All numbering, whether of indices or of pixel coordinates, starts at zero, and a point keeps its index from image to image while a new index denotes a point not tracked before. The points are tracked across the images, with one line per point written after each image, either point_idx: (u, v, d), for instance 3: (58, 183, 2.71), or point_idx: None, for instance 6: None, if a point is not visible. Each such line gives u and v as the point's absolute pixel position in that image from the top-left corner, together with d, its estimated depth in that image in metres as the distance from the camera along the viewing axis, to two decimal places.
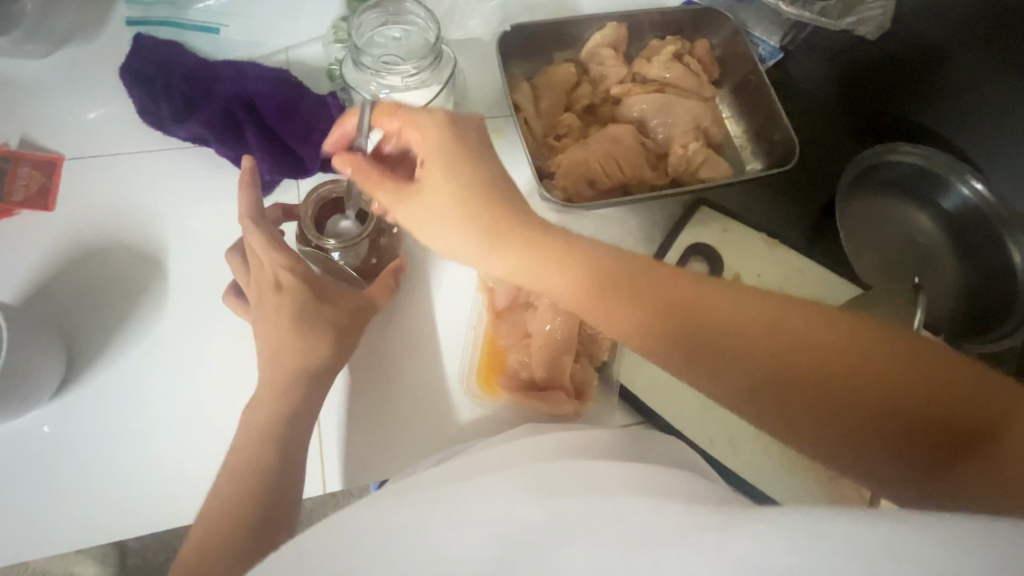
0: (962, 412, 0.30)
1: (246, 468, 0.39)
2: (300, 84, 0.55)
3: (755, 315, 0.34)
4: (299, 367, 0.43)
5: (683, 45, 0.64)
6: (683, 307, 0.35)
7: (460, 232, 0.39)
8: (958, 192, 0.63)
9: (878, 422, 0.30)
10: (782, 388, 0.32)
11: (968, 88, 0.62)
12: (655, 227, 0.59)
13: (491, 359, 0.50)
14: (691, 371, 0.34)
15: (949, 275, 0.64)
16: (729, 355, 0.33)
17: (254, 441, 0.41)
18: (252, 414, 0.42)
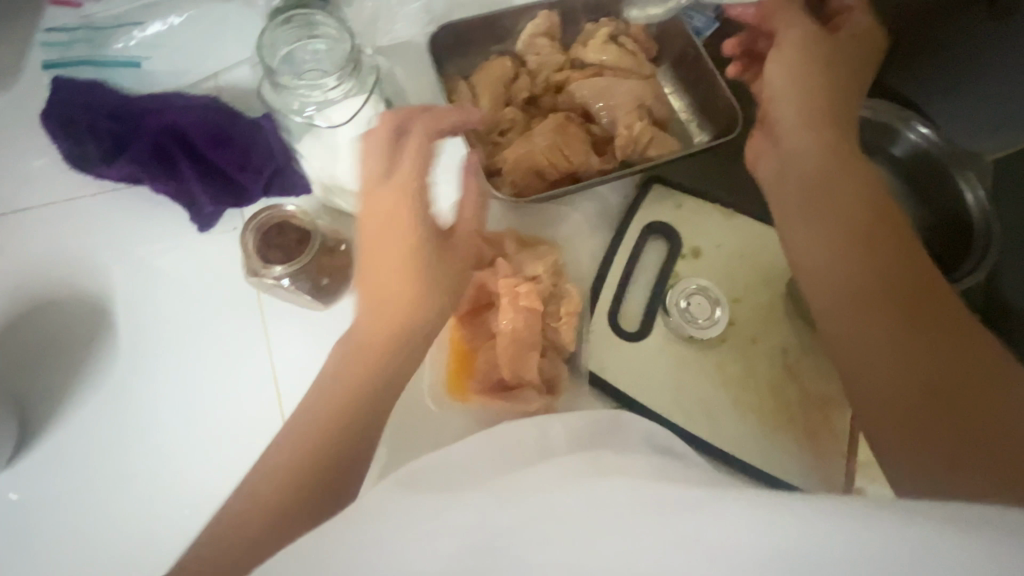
0: (957, 397, 0.34)
1: (288, 472, 0.38)
2: (231, 109, 0.53)
3: (899, 267, 0.40)
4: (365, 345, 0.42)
5: (617, 26, 0.63)
6: (907, 289, 0.39)
7: (792, 114, 0.47)
8: (905, 138, 0.66)
9: (981, 377, 0.34)
10: (940, 354, 0.36)
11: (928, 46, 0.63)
12: (611, 211, 0.58)
13: (460, 364, 0.50)
14: (827, 284, 0.43)
15: (907, 220, 0.67)
16: (892, 286, 0.40)
17: (299, 440, 0.39)
18: (294, 418, 0.41)
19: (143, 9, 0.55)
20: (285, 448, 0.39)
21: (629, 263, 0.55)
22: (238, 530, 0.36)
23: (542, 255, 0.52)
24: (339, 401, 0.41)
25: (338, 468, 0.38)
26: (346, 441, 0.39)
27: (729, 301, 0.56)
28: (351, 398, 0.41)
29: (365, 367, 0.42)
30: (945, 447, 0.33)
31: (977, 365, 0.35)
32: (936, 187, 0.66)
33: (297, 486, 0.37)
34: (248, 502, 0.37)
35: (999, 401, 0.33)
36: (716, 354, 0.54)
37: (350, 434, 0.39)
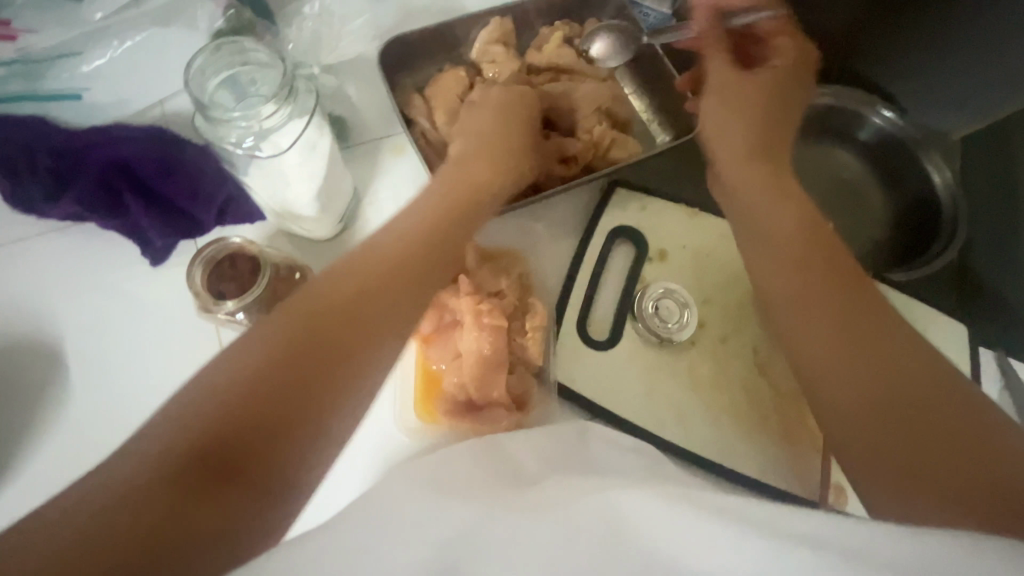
0: (936, 429, 0.32)
1: (206, 465, 0.29)
2: (176, 136, 0.51)
3: (865, 300, 0.40)
4: (355, 318, 0.37)
5: (572, 28, 0.62)
6: (874, 321, 0.38)
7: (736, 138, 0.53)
8: (871, 123, 0.66)
9: (957, 410, 0.33)
10: (889, 366, 0.36)
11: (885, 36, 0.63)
12: (575, 218, 0.57)
13: (428, 385, 0.49)
14: (797, 315, 0.42)
15: (877, 206, 0.68)
16: (859, 317, 0.39)
17: (227, 427, 0.31)
18: (220, 384, 0.32)
19: (82, 38, 0.48)
20: (205, 428, 0.30)
21: (595, 271, 0.54)
22: (128, 525, 0.26)
23: (505, 269, 0.51)
24: (288, 388, 0.33)
25: (270, 487, 0.31)
26: (289, 458, 0.32)
27: (698, 303, 0.55)
28: (301, 395, 0.33)
29: (322, 357, 0.35)
30: (895, 464, 0.33)
31: (924, 379, 0.34)
32: (906, 172, 0.66)
33: (220, 495, 0.29)
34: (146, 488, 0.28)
35: (966, 429, 0.32)
36: (687, 358, 0.53)
37: (297, 449, 0.32)
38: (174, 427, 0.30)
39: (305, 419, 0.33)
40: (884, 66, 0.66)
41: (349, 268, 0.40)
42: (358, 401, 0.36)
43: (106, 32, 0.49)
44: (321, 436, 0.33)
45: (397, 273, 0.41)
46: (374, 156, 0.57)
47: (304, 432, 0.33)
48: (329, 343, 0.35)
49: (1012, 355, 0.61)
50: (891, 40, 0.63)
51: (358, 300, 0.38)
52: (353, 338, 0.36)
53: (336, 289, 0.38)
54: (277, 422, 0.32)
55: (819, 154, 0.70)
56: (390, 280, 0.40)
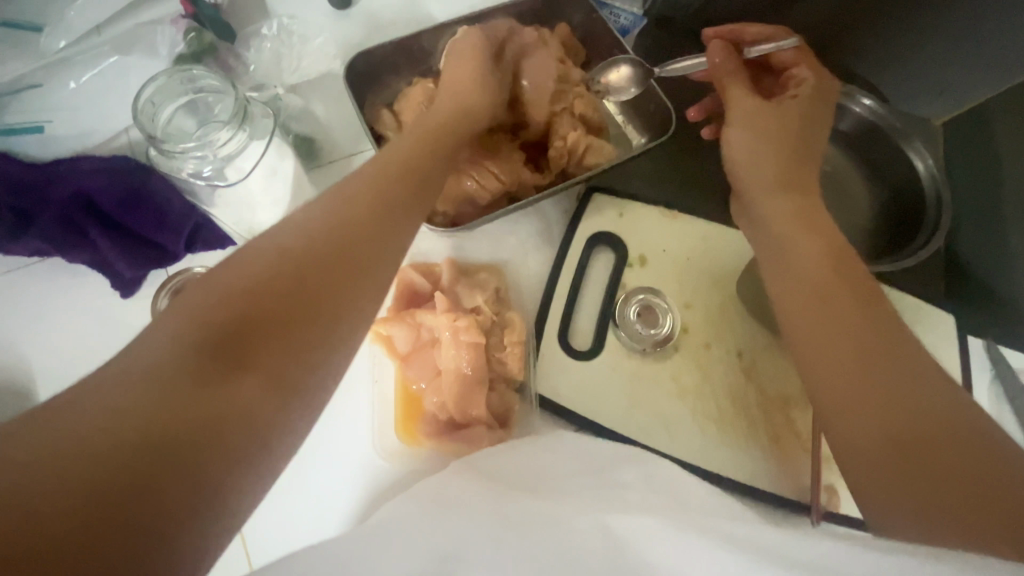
0: (939, 446, 0.30)
1: (210, 367, 0.26)
2: (143, 167, 0.51)
3: (871, 305, 0.37)
4: (357, 229, 0.34)
5: (542, 34, 0.61)
6: (875, 329, 0.36)
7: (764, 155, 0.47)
8: (851, 112, 0.66)
9: (959, 430, 0.30)
10: (877, 367, 0.34)
11: (860, 25, 0.62)
12: (552, 228, 0.57)
13: (408, 406, 0.48)
14: (800, 312, 0.39)
15: (861, 195, 0.69)
16: (861, 323, 0.36)
17: (216, 340, 0.27)
18: (215, 289, 0.29)
19: (45, 69, 0.50)
20: (204, 334, 0.27)
21: (574, 280, 0.54)
22: (122, 427, 0.23)
23: (481, 284, 0.51)
24: (293, 294, 0.30)
25: (283, 394, 0.28)
26: (302, 364, 0.29)
27: (680, 308, 0.55)
28: (305, 304, 0.30)
29: (327, 266, 0.32)
30: (883, 456, 0.31)
31: (911, 383, 0.33)
32: (889, 159, 0.65)
33: (224, 394, 0.26)
34: (139, 391, 0.24)
35: (971, 452, 0.29)
36: (672, 364, 0.53)
37: (310, 355, 0.29)
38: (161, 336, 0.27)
39: (312, 325, 0.30)
40: (860, 58, 0.66)
41: (343, 186, 0.36)
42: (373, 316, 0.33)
43: (65, 63, 0.50)
44: (334, 346, 0.31)
45: (391, 189, 0.38)
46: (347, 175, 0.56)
47: (314, 338, 0.30)
48: (338, 254, 0.32)
49: (1000, 343, 0.61)
50: (864, 35, 0.63)
51: (361, 212, 0.35)
52: (358, 251, 0.33)
53: (330, 199, 0.35)
54: (283, 328, 0.29)
55: None
56: (387, 195, 0.37)
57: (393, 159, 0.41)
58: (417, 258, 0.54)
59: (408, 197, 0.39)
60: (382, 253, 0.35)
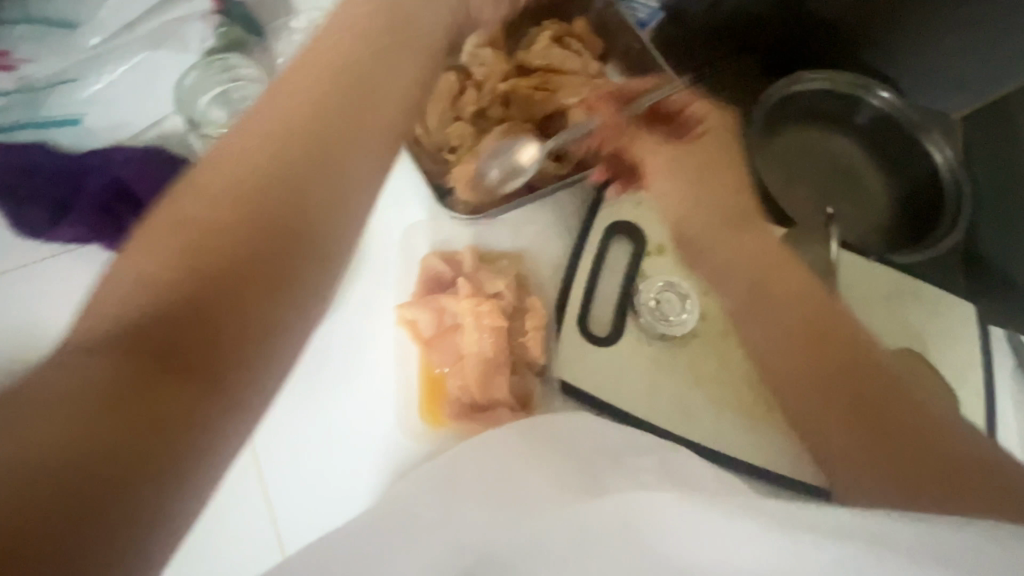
0: (922, 441, 0.41)
1: (145, 369, 0.26)
2: (176, 156, 0.54)
3: (851, 332, 0.47)
4: (290, 197, 0.32)
5: (559, 27, 0.62)
6: (852, 353, 0.47)
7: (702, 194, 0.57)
8: (869, 105, 0.65)
9: (932, 427, 0.41)
10: (849, 395, 0.45)
11: (884, 23, 0.62)
12: (570, 217, 0.58)
13: (431, 389, 0.50)
14: (808, 340, 0.48)
15: (877, 189, 0.67)
16: (846, 349, 0.47)
17: (143, 339, 0.27)
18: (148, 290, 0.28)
19: (80, 64, 0.51)
20: (138, 335, 0.27)
21: (594, 267, 0.54)
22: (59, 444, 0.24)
23: (502, 270, 0.52)
24: (227, 280, 0.29)
25: (219, 380, 0.28)
26: (246, 348, 0.29)
27: (698, 295, 0.56)
28: (242, 287, 0.29)
29: (262, 243, 0.31)
30: (906, 467, 0.40)
31: (893, 394, 0.43)
32: (904, 154, 0.66)
33: (154, 391, 0.26)
34: (77, 405, 0.25)
35: (942, 441, 0.40)
36: (689, 351, 0.54)
37: (256, 337, 0.29)
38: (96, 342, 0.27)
39: (245, 303, 0.29)
40: (877, 52, 0.66)
41: (258, 137, 0.34)
42: (327, 284, 0.33)
43: (105, 56, 0.52)
44: (281, 323, 0.30)
45: (324, 134, 0.35)
46: None
47: (256, 318, 0.29)
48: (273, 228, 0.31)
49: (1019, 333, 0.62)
50: (879, 32, 0.63)
51: (293, 175, 0.33)
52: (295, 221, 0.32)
53: (259, 164, 0.33)
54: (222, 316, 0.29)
55: (813, 141, 0.69)
56: (316, 141, 0.34)
57: (311, 86, 0.36)
58: (437, 246, 0.55)
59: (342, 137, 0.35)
60: (325, 217, 0.33)
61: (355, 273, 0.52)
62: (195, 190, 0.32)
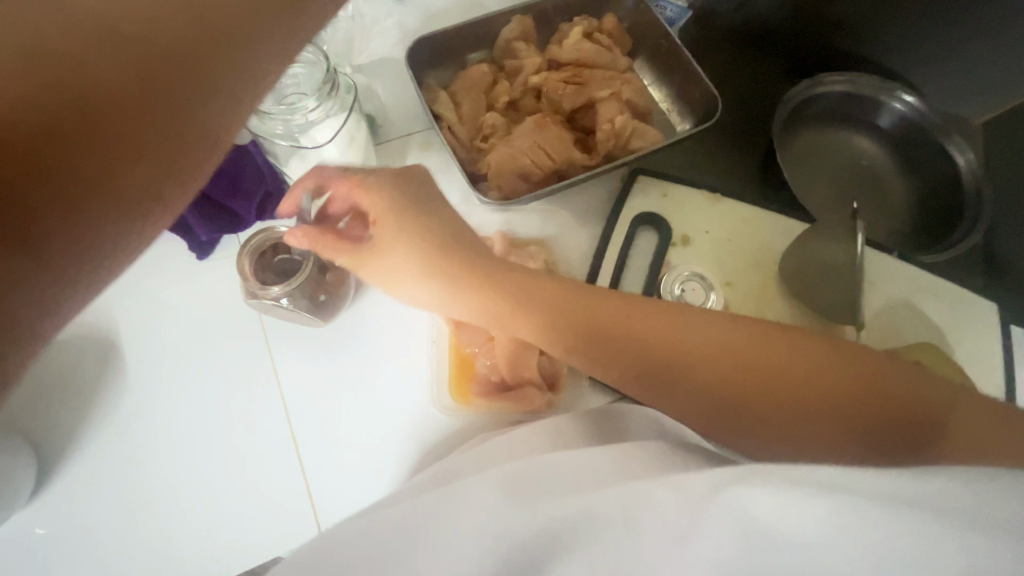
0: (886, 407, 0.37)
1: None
2: None
3: (724, 346, 0.42)
4: (167, 81, 0.27)
5: (590, 23, 0.63)
6: (753, 357, 0.41)
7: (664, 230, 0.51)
8: (891, 108, 0.67)
9: (868, 389, 0.38)
10: (786, 392, 0.40)
11: (907, 23, 0.64)
12: (598, 207, 0.59)
13: (461, 368, 0.52)
14: (679, 368, 0.43)
15: (898, 191, 0.68)
16: (733, 358, 0.42)
17: None
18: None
19: None
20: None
21: (620, 254, 0.56)
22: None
23: (531, 255, 0.54)
24: (59, 152, 0.24)
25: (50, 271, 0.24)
26: (72, 242, 0.25)
27: (722, 286, 0.57)
28: (76, 162, 0.24)
29: (114, 112, 0.25)
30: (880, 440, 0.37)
31: (810, 372, 0.40)
32: (926, 155, 0.66)
33: None
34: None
35: (896, 393, 0.37)
36: None
37: (98, 235, 0.25)
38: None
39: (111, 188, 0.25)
40: (899, 54, 0.67)
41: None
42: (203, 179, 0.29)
43: None
44: (122, 230, 0.26)
45: (219, 16, 0.28)
46: (405, 151, 0.59)
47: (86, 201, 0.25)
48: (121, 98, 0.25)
49: None
50: (903, 32, 0.65)
51: (183, 60, 0.27)
52: (160, 103, 0.27)
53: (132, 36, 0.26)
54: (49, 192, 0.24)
55: (832, 142, 0.70)
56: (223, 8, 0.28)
57: None
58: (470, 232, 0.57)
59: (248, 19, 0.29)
60: (199, 115, 0.28)
61: None
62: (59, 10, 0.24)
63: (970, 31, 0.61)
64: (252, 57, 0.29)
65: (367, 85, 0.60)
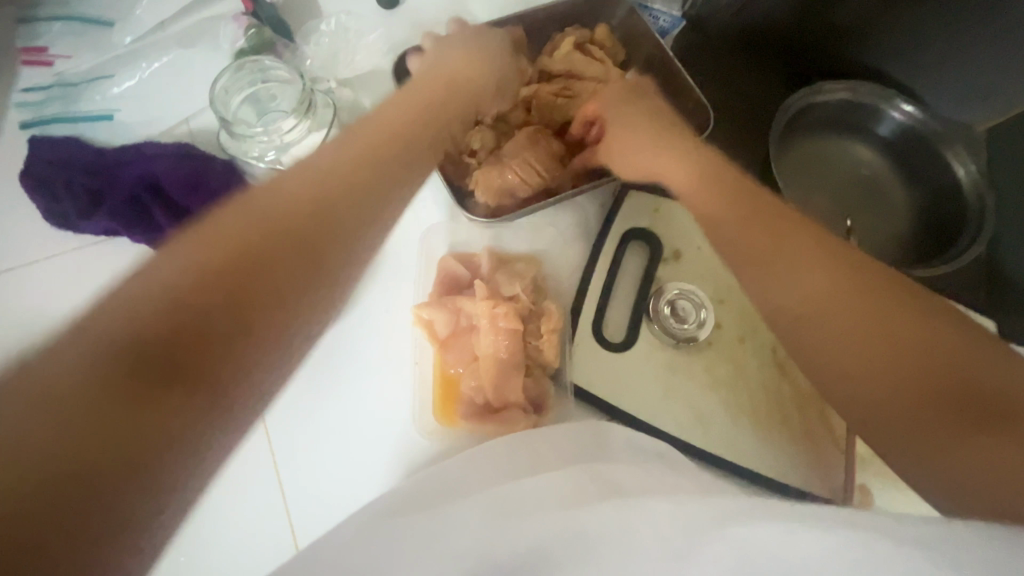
0: (966, 386, 0.31)
1: (128, 390, 0.24)
2: (199, 154, 0.56)
3: (843, 297, 0.36)
4: (315, 239, 0.32)
5: (581, 34, 0.61)
6: (887, 319, 0.34)
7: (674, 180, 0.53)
8: (890, 117, 0.65)
9: (949, 351, 0.32)
10: (936, 385, 0.31)
11: (910, 35, 0.62)
12: (587, 223, 0.58)
13: (446, 389, 0.51)
14: (825, 334, 0.36)
15: (898, 200, 0.67)
16: (850, 313, 0.35)
17: (159, 338, 0.26)
18: (134, 306, 0.26)
19: (115, 62, 0.56)
20: (133, 333, 0.25)
21: (610, 272, 0.55)
22: (68, 422, 0.23)
23: (519, 273, 0.53)
24: (223, 299, 0.28)
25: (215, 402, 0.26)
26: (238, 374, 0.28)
27: (714, 304, 0.55)
28: (229, 315, 0.28)
29: (264, 273, 0.30)
30: (952, 433, 0.30)
31: (930, 353, 0.32)
32: (928, 164, 0.65)
33: (167, 393, 0.25)
34: (64, 392, 0.23)
35: (979, 374, 0.31)
36: (704, 359, 0.53)
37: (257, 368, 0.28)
38: (82, 346, 0.25)
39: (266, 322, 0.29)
40: (902, 64, 0.65)
41: (299, 178, 0.34)
42: (323, 305, 0.32)
43: (139, 54, 0.56)
44: (263, 361, 0.29)
45: (348, 197, 0.35)
46: None
47: (242, 347, 0.28)
48: (267, 263, 0.30)
49: None
50: (905, 43, 0.63)
51: (323, 226, 0.33)
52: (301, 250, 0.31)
53: (293, 213, 0.32)
54: (215, 342, 0.27)
55: (832, 150, 0.69)
56: (348, 188, 0.35)
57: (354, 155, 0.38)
58: (457, 248, 0.56)
59: (360, 192, 0.36)
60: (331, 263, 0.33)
61: (373, 277, 0.54)
62: (240, 209, 0.31)
63: (974, 44, 0.59)
64: (366, 218, 0.35)
65: (353, 96, 0.59)
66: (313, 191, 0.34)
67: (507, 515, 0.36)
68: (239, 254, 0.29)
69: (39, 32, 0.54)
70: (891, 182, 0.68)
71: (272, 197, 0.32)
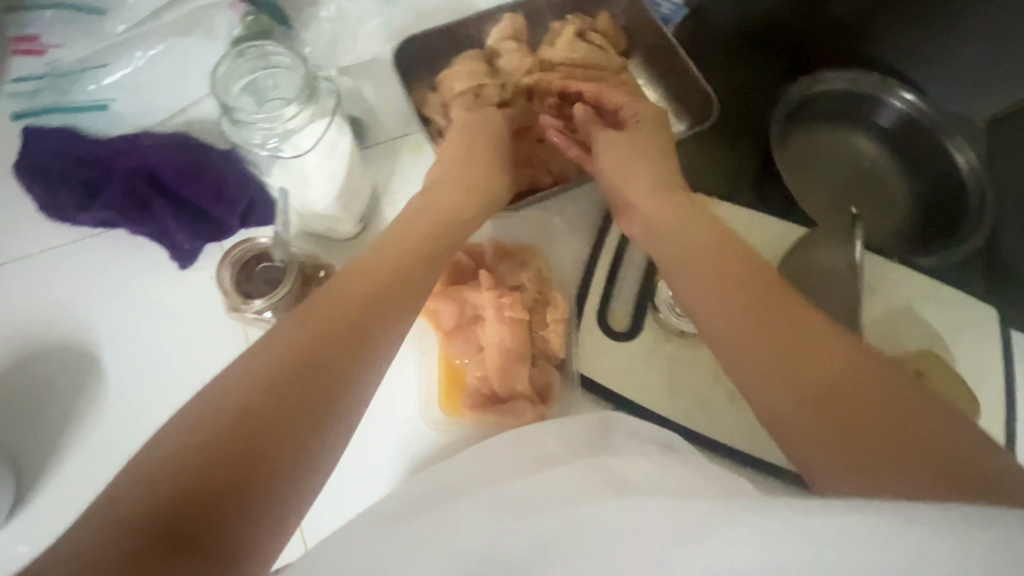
0: (917, 432, 0.32)
1: (177, 535, 0.26)
2: (197, 144, 0.55)
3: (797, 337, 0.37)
4: (349, 342, 0.35)
5: (584, 21, 0.61)
6: (842, 365, 0.35)
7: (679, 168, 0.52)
8: (891, 107, 0.65)
9: (898, 398, 0.33)
10: (884, 425, 0.33)
11: (911, 24, 0.62)
12: (590, 213, 0.58)
13: (451, 379, 0.51)
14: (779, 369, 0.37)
15: (898, 192, 0.67)
16: (806, 353, 0.37)
17: (218, 459, 0.28)
18: (171, 459, 0.28)
19: (108, 49, 0.54)
20: (193, 457, 0.28)
21: (613, 261, 0.55)
22: (140, 547, 0.25)
23: (522, 263, 0.53)
24: (267, 414, 0.30)
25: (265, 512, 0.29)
26: (283, 482, 0.30)
27: None
28: (274, 429, 0.30)
29: (297, 398, 0.31)
30: (893, 467, 0.31)
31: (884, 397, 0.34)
32: (927, 156, 0.64)
33: (225, 513, 0.27)
34: (137, 520, 0.26)
35: (927, 422, 0.32)
36: (709, 348, 0.53)
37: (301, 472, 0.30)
38: (137, 494, 0.27)
39: (308, 426, 0.31)
40: (903, 54, 0.65)
41: (331, 294, 0.37)
42: (360, 403, 0.34)
43: (132, 42, 0.54)
44: (307, 466, 0.31)
45: (373, 301, 0.38)
46: (394, 155, 0.59)
47: (281, 471, 0.30)
48: (293, 397, 0.31)
49: None
50: (905, 31, 0.63)
51: (355, 330, 0.35)
52: (336, 354, 0.34)
53: (321, 322, 0.35)
54: (234, 493, 0.28)
55: (833, 142, 0.69)
56: (382, 292, 0.39)
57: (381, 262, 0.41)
58: None
59: (383, 310, 0.38)
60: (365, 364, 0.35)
61: None
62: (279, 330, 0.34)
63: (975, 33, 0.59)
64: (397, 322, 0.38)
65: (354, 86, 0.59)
66: (340, 301, 0.37)
67: (516, 508, 0.36)
68: (280, 371, 0.32)
69: (30, 20, 0.53)
70: (891, 175, 0.67)
71: (308, 313, 0.35)
